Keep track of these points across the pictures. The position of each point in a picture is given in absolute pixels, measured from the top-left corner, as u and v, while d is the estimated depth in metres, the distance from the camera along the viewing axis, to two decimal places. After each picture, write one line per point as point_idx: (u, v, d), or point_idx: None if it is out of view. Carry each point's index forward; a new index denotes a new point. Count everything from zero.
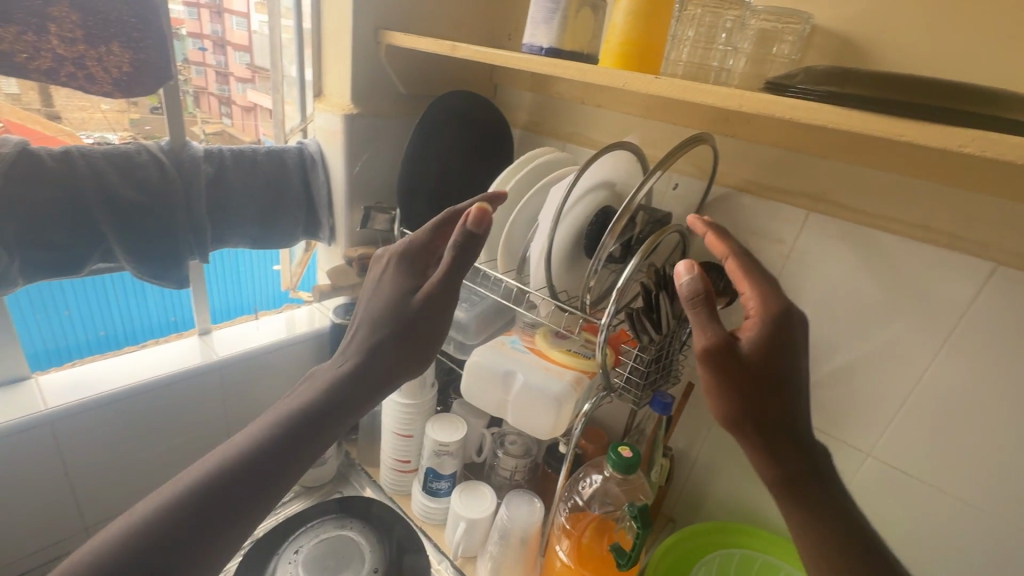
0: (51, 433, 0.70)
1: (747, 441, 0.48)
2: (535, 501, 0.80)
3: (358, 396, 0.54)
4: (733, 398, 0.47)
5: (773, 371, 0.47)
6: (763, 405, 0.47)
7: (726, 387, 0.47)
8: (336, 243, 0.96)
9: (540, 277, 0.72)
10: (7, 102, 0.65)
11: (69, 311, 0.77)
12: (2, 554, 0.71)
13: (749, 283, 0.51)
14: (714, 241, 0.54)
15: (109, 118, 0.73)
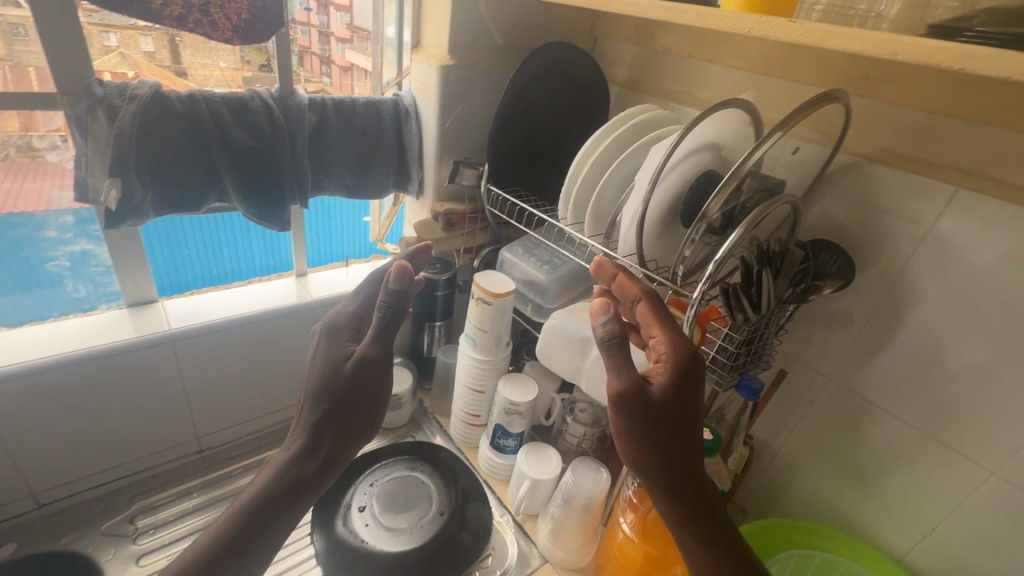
0: (172, 352, 0.79)
1: (654, 475, 0.53)
2: (602, 471, 0.79)
3: (325, 463, 0.58)
4: (640, 439, 0.53)
5: (677, 407, 0.54)
6: (665, 443, 0.53)
7: (637, 428, 0.53)
8: (423, 195, 0.97)
9: (629, 243, 0.68)
10: (144, 59, 0.71)
11: (189, 250, 0.85)
12: (133, 450, 0.82)
13: (661, 328, 0.59)
14: (628, 283, 0.65)
15: (226, 76, 0.78)
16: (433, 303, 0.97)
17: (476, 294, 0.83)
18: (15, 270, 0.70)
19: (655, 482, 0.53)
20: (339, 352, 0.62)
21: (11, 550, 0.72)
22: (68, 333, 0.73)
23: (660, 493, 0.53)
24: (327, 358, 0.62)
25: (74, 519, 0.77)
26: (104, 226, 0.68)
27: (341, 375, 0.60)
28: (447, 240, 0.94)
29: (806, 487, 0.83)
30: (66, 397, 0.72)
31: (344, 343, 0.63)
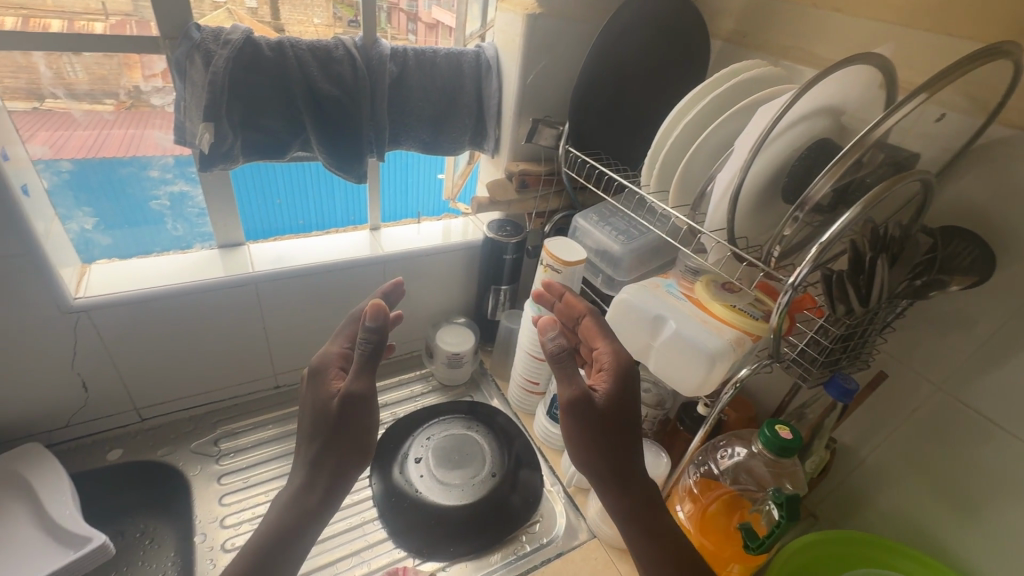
0: (256, 293, 0.83)
1: (607, 471, 0.58)
2: (662, 457, 0.75)
3: (327, 493, 0.57)
4: (593, 440, 0.57)
5: (622, 412, 0.58)
6: (618, 440, 0.57)
7: (590, 432, 0.57)
8: (499, 154, 0.94)
9: (719, 216, 0.62)
10: (248, 16, 0.72)
11: (281, 200, 0.89)
12: (219, 380, 0.89)
13: (602, 339, 0.64)
14: (573, 300, 0.71)
15: (320, 33, 0.78)
16: (501, 265, 0.96)
17: (546, 261, 0.80)
18: (124, 206, 0.76)
19: (610, 477, 0.58)
20: (328, 388, 0.61)
21: (119, 456, 0.82)
22: (167, 268, 0.79)
23: (614, 486, 0.58)
24: (316, 392, 0.61)
25: (169, 434, 0.86)
26: (199, 168, 0.71)
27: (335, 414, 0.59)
28: (520, 201, 0.91)
29: (891, 503, 0.74)
30: (165, 326, 0.79)
31: (334, 378, 0.62)
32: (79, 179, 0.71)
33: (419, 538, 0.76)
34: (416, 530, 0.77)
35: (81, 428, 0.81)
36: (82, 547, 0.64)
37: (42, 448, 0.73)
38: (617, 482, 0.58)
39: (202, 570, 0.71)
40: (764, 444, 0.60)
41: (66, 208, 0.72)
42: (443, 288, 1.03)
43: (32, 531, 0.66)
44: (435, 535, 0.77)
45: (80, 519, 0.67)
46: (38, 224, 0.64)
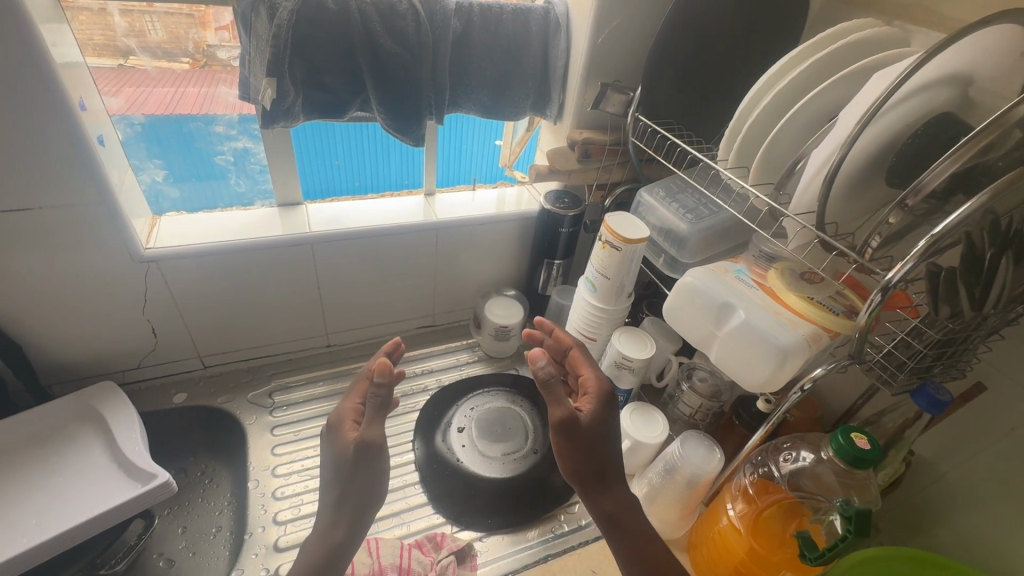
0: (311, 253, 0.84)
1: (589, 487, 0.60)
2: (716, 451, 0.71)
3: (350, 531, 0.56)
4: (577, 458, 0.59)
5: (605, 433, 0.61)
6: (599, 460, 0.60)
7: (573, 452, 0.59)
8: (562, 121, 0.88)
9: (809, 197, 0.55)
10: None
11: (338, 162, 0.89)
12: (276, 334, 0.92)
13: (588, 367, 0.68)
14: (560, 335, 0.74)
15: None
16: (555, 239, 0.92)
17: (604, 237, 0.76)
18: (192, 160, 0.77)
19: (592, 493, 0.60)
20: (343, 431, 0.60)
21: (183, 399, 0.87)
22: (230, 224, 0.80)
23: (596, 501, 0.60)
24: (332, 434, 0.61)
25: (229, 383, 0.90)
26: (261, 124, 0.71)
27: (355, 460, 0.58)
28: (581, 172, 0.86)
29: (960, 526, 0.66)
30: (226, 280, 0.81)
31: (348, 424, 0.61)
32: (151, 132, 0.72)
33: (458, 507, 0.76)
34: (455, 498, 0.77)
35: (151, 370, 0.86)
36: (148, 482, 0.68)
37: (115, 387, 0.78)
38: (600, 497, 0.60)
39: (253, 514, 0.74)
40: (835, 451, 0.55)
41: (140, 159, 0.74)
42: (494, 258, 1.01)
43: (106, 462, 0.71)
44: (474, 505, 0.77)
45: (147, 456, 0.71)
46: (113, 175, 0.67)
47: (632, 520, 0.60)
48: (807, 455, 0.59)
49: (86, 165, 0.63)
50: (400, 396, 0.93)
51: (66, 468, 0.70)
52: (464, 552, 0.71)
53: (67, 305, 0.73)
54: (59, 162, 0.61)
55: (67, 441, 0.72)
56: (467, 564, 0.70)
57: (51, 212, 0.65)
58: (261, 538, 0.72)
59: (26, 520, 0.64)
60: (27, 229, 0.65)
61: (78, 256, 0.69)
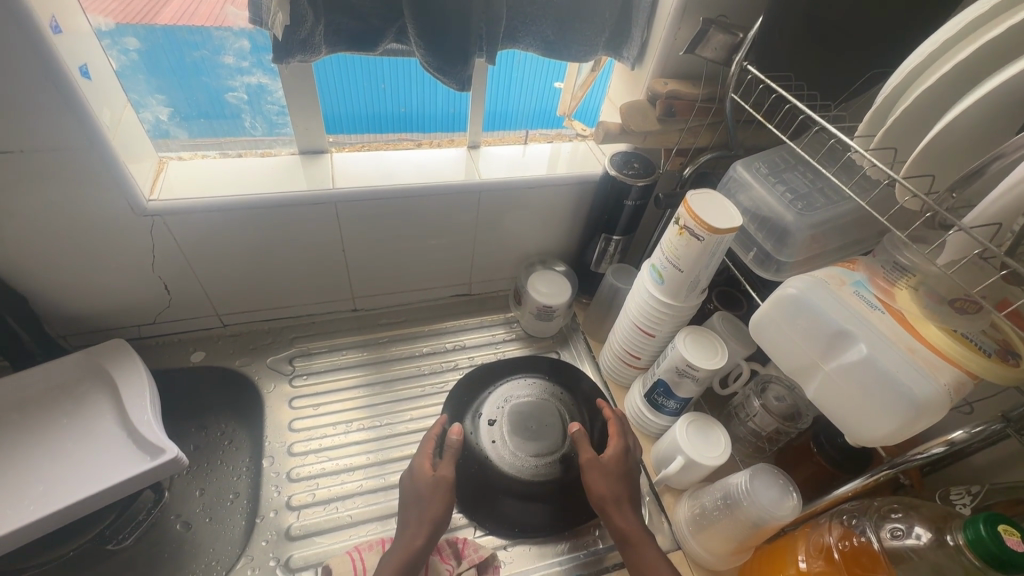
0: (335, 212, 0.74)
1: (608, 514, 0.63)
2: (791, 494, 0.59)
3: (428, 545, 0.60)
4: (601, 487, 0.65)
5: (629, 474, 0.67)
6: (620, 492, 0.64)
7: (595, 481, 0.65)
8: (641, 67, 0.71)
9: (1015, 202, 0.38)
10: None
11: (385, 86, 0.74)
12: (298, 296, 0.85)
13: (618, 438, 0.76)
14: None
15: None
16: (617, 211, 0.78)
17: (683, 219, 0.61)
18: (199, 96, 0.65)
19: (609, 519, 0.63)
20: (420, 467, 0.66)
21: (201, 358, 0.82)
22: (243, 173, 0.70)
23: (610, 525, 0.63)
24: (410, 471, 0.67)
25: (249, 343, 0.85)
26: (274, 59, 0.58)
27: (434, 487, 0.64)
28: (659, 134, 0.70)
29: None
30: (239, 238, 0.72)
31: (427, 465, 0.66)
32: (149, 61, 0.61)
33: (482, 509, 0.69)
34: (481, 498, 0.70)
35: (167, 326, 0.80)
36: (156, 458, 0.63)
37: (126, 345, 0.73)
38: (615, 522, 0.62)
39: (267, 495, 0.70)
40: (967, 540, 0.42)
41: (139, 94, 0.63)
42: (542, 226, 0.88)
43: (117, 429, 0.67)
44: (501, 510, 0.70)
45: (157, 428, 0.66)
46: (101, 113, 0.56)
47: (647, 550, 0.60)
48: (922, 533, 0.47)
49: (64, 101, 0.52)
50: (428, 374, 0.85)
51: (75, 433, 0.66)
52: (485, 563, 0.64)
53: (69, 257, 0.66)
54: (33, 97, 0.51)
55: (78, 402, 0.69)
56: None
57: (34, 156, 0.55)
58: (274, 522, 0.68)
59: (34, 487, 0.61)
60: (10, 173, 0.56)
61: (73, 207, 0.61)
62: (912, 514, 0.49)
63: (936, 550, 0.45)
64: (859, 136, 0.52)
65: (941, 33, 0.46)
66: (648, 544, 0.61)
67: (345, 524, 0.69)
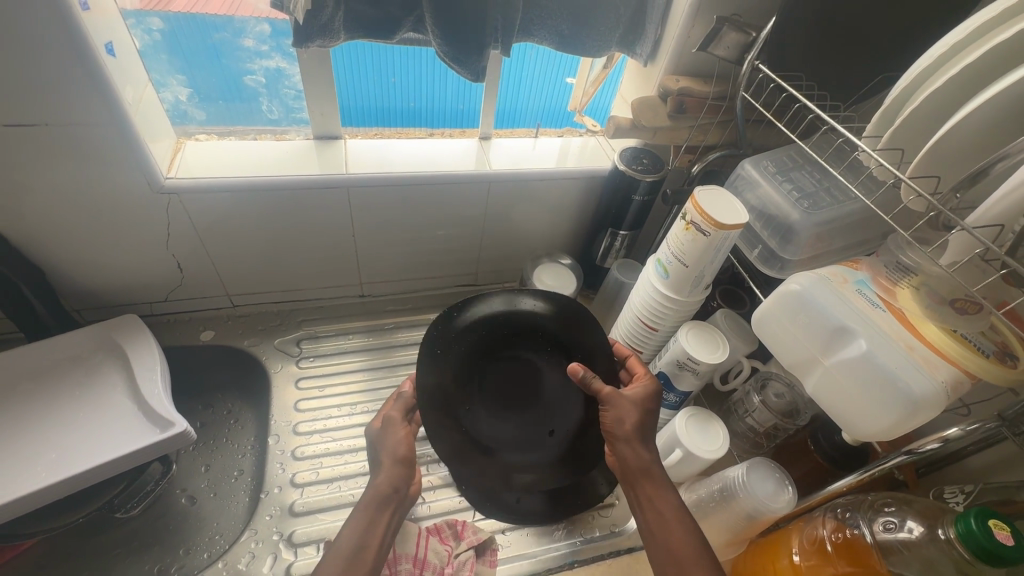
0: (347, 197, 0.75)
1: (620, 446, 0.59)
2: (787, 487, 0.60)
3: (397, 477, 0.57)
4: (620, 417, 0.59)
5: (651, 410, 0.61)
6: (636, 429, 0.59)
7: (613, 411, 0.59)
8: (653, 63, 0.71)
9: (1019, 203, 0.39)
10: None
11: (395, 80, 0.75)
12: (308, 280, 0.86)
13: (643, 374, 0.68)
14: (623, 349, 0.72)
15: None
16: (625, 205, 0.79)
17: (690, 215, 0.62)
18: (219, 77, 0.67)
19: (625, 447, 0.59)
20: (396, 426, 0.61)
21: (211, 337, 0.83)
22: (259, 156, 0.71)
23: (625, 457, 0.58)
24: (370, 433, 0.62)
25: (256, 325, 0.86)
26: (294, 43, 0.59)
27: (389, 424, 0.61)
28: (670, 130, 0.70)
29: None
30: (250, 219, 0.73)
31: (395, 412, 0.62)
32: (171, 41, 0.62)
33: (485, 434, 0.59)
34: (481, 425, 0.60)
35: (178, 304, 0.82)
36: (166, 431, 0.65)
37: (138, 320, 0.74)
38: (627, 453, 0.58)
39: (271, 472, 0.72)
40: (958, 532, 0.43)
41: (160, 74, 0.65)
42: (549, 219, 0.89)
43: (128, 401, 0.69)
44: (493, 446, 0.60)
45: (167, 402, 0.68)
46: (125, 90, 0.57)
47: (653, 486, 0.57)
48: (913, 527, 0.48)
49: (92, 79, 0.53)
50: None
51: (86, 404, 0.68)
52: (484, 547, 0.66)
53: (86, 233, 0.67)
54: (58, 73, 0.52)
55: (92, 374, 0.70)
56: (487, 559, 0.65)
57: (60, 130, 0.56)
58: (278, 498, 0.69)
59: (48, 454, 0.63)
60: (36, 149, 0.57)
61: (92, 183, 0.62)
62: (905, 509, 0.50)
63: (929, 544, 0.46)
64: (866, 137, 0.52)
65: (951, 36, 0.46)
66: (658, 481, 0.57)
67: (347, 502, 0.70)
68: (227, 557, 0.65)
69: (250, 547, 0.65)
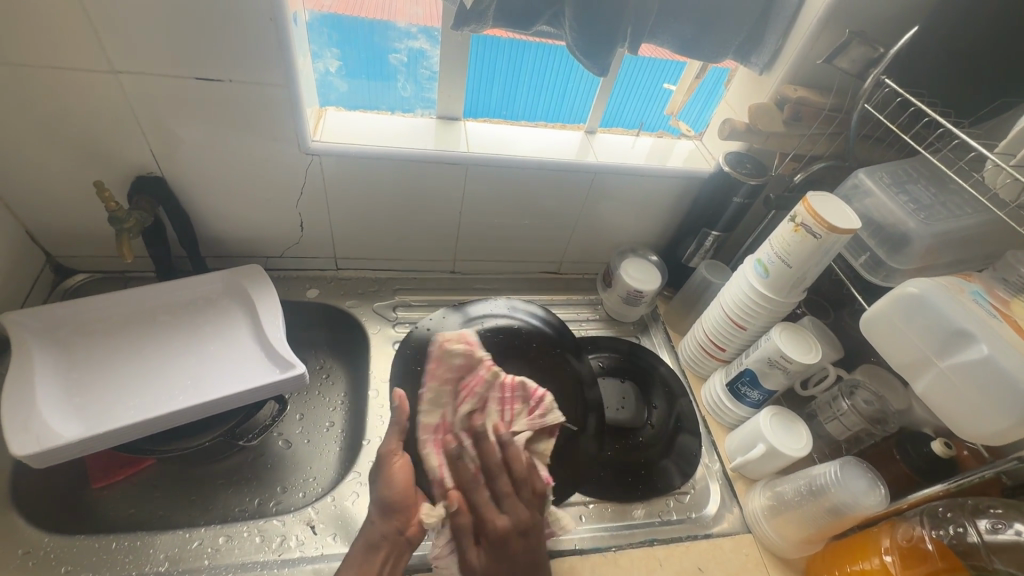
0: (464, 174, 0.80)
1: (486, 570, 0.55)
2: (879, 487, 0.62)
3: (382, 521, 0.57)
4: (499, 517, 0.56)
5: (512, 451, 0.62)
6: (503, 479, 0.58)
7: (467, 535, 0.56)
8: (769, 73, 0.74)
9: None
10: None
11: (474, 80, 0.79)
12: (410, 250, 0.91)
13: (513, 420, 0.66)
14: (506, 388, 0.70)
15: None
16: (723, 207, 0.82)
17: (801, 217, 0.65)
18: (367, 54, 0.73)
19: (507, 555, 0.55)
20: (392, 456, 0.58)
21: (316, 295, 0.89)
22: (390, 129, 0.77)
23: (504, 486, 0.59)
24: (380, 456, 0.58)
25: (357, 288, 0.91)
26: (452, 26, 0.65)
27: (383, 458, 0.58)
28: (783, 137, 0.73)
29: None
30: (374, 186, 0.79)
31: (392, 444, 0.58)
32: (335, 17, 0.69)
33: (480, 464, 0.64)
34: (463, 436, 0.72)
35: (291, 261, 0.88)
36: (286, 371, 0.70)
37: (261, 269, 0.79)
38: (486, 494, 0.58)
39: (372, 423, 0.77)
40: None
41: (318, 46, 0.71)
42: (640, 215, 0.92)
43: (250, 342, 0.74)
44: None
45: (286, 344, 0.73)
46: (297, 57, 0.64)
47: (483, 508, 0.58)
48: (1021, 529, 0.50)
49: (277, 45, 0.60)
50: None
51: (214, 339, 0.74)
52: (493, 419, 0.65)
53: (231, 183, 0.74)
54: (253, 33, 0.59)
55: (219, 313, 0.76)
56: (534, 412, 0.67)
57: (237, 87, 0.63)
58: (376, 447, 0.74)
59: (182, 379, 0.69)
60: (211, 101, 0.64)
61: (252, 140, 0.69)
62: (1012, 513, 0.52)
63: None
64: (998, 153, 0.55)
65: None
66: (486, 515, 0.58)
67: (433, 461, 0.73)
68: (335, 493, 0.69)
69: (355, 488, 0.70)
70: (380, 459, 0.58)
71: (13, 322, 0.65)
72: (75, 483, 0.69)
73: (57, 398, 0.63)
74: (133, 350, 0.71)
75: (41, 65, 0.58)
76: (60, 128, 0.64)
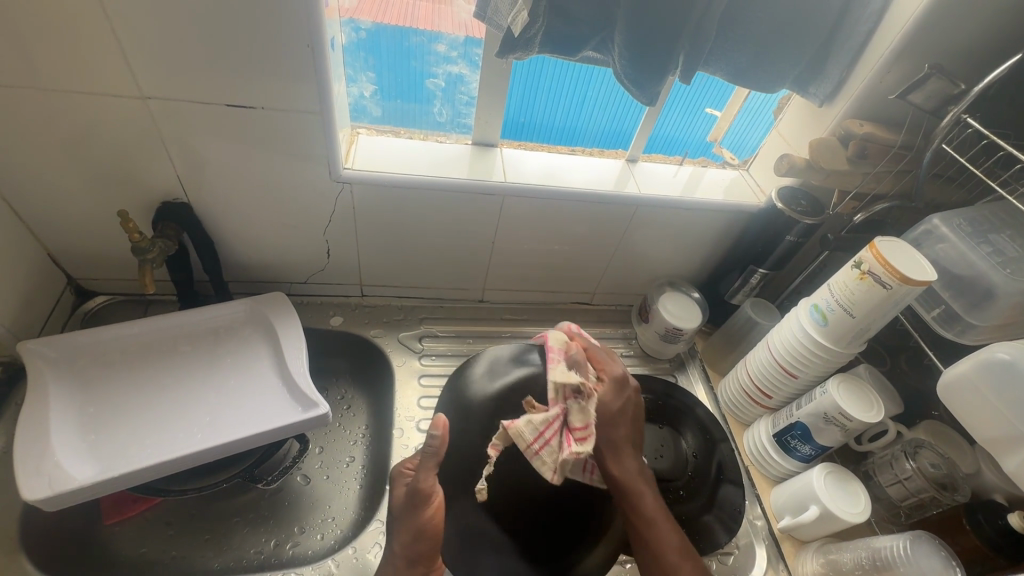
0: (500, 205, 0.76)
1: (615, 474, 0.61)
2: (955, 569, 0.56)
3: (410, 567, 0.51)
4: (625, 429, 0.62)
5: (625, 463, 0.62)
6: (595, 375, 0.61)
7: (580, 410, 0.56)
8: (830, 106, 0.69)
9: None
10: None
11: (513, 100, 0.76)
12: (441, 280, 0.88)
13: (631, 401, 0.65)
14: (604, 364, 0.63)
15: None
16: (774, 244, 0.77)
17: (868, 264, 0.59)
18: (405, 79, 0.70)
19: (621, 460, 0.61)
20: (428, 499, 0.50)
21: (340, 323, 0.85)
22: (425, 157, 0.74)
23: (638, 492, 0.60)
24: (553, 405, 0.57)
25: (382, 316, 0.88)
26: (497, 53, 0.61)
27: (419, 500, 0.50)
28: (846, 174, 0.69)
29: None
30: (405, 214, 0.75)
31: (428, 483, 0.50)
32: (373, 40, 0.66)
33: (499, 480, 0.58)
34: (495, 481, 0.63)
35: (315, 288, 0.85)
36: (309, 410, 0.66)
37: (286, 298, 0.76)
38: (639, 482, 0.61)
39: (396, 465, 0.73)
40: None
41: (354, 70, 0.69)
42: (681, 248, 0.87)
43: (272, 377, 0.71)
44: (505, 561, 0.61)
45: (310, 381, 0.69)
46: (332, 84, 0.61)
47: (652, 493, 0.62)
48: None
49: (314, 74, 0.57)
50: None
51: (236, 373, 0.71)
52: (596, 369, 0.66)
53: (258, 209, 0.71)
54: (288, 58, 0.56)
55: (241, 343, 0.73)
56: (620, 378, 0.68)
57: (270, 114, 0.61)
58: None
59: (201, 416, 0.66)
60: (241, 128, 0.61)
61: (282, 170, 0.66)
62: None
63: None
64: None
65: None
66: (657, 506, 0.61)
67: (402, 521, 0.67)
68: (356, 542, 0.66)
69: (377, 537, 0.67)
70: (415, 496, 0.51)
71: (31, 351, 0.63)
72: (87, 520, 0.66)
73: (73, 438, 0.61)
74: (151, 382, 0.68)
75: (69, 91, 0.56)
76: (85, 153, 0.62)
